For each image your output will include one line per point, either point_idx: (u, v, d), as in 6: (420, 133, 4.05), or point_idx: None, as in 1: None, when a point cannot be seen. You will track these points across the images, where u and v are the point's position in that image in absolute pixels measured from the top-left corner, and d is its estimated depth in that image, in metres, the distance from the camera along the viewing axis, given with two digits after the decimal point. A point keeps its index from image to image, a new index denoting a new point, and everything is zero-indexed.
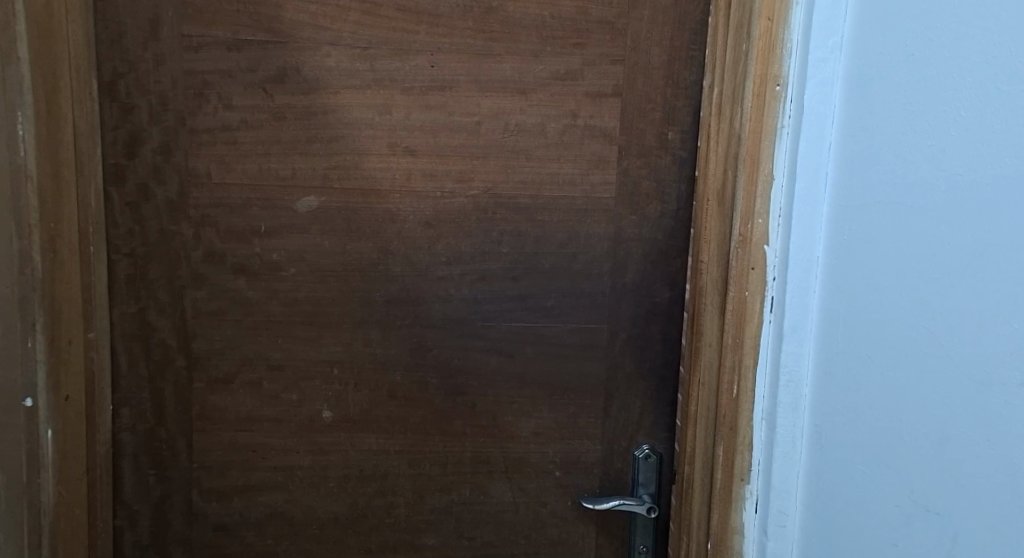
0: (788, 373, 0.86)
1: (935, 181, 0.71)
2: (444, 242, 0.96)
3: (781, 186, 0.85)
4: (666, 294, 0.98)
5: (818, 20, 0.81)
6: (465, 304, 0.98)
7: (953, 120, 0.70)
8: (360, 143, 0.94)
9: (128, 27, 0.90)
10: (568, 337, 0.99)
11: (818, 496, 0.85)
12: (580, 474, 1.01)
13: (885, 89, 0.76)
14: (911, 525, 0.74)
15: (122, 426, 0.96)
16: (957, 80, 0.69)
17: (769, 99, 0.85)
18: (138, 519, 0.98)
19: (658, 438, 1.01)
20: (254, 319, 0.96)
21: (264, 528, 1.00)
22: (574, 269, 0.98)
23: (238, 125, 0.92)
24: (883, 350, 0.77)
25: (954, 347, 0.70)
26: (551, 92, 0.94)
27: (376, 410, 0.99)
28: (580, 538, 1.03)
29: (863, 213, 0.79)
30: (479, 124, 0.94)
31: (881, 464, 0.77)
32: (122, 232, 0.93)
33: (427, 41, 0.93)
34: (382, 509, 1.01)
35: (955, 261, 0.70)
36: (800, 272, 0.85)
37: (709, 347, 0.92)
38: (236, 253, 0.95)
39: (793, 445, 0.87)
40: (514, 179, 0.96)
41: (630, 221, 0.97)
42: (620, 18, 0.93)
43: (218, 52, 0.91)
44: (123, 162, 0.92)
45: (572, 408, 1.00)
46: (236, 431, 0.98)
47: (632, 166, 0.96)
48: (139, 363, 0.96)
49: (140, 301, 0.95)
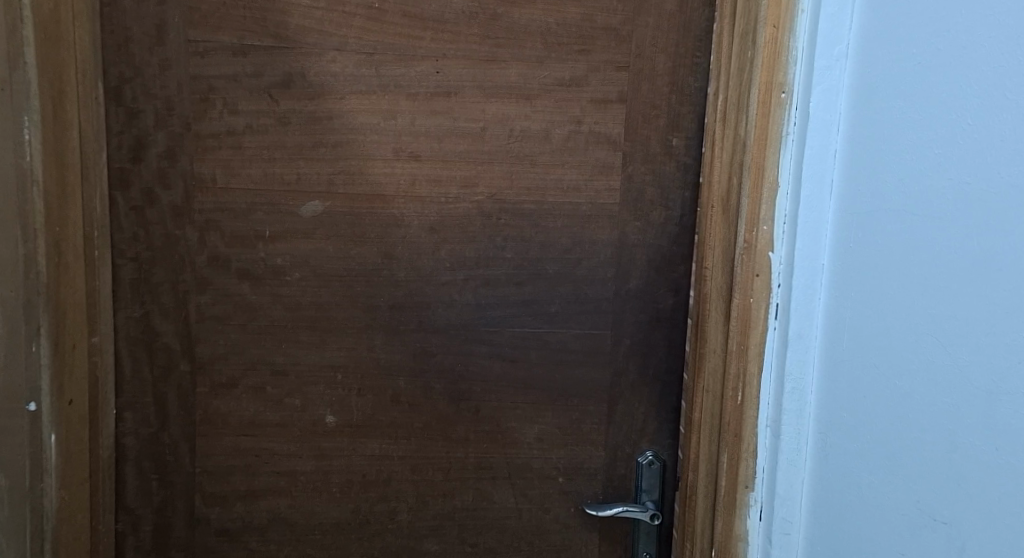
0: (792, 379, 0.86)
1: (942, 191, 0.71)
2: (448, 248, 0.96)
3: (787, 192, 0.85)
4: (669, 300, 0.98)
5: (823, 28, 0.81)
6: (469, 310, 0.98)
7: (961, 128, 0.70)
8: (365, 149, 0.94)
9: (134, 32, 0.90)
10: (572, 343, 0.99)
11: (824, 504, 0.85)
12: (584, 480, 1.01)
13: (891, 96, 0.76)
14: (919, 535, 0.74)
15: (126, 430, 0.96)
16: (964, 88, 0.69)
17: (775, 107, 0.85)
18: (141, 525, 0.98)
19: (662, 445, 1.01)
20: (258, 324, 0.96)
21: (266, 533, 1.00)
22: (577, 274, 0.97)
23: (244, 130, 0.93)
24: (889, 357, 0.77)
25: (960, 354, 0.70)
26: (556, 98, 0.94)
27: (379, 416, 0.99)
28: (583, 545, 1.03)
29: (868, 221, 0.79)
30: (484, 130, 0.95)
31: (887, 473, 0.77)
32: (127, 236, 0.93)
33: (433, 47, 0.93)
34: (384, 514, 1.01)
35: (961, 269, 0.70)
36: (805, 279, 0.85)
37: (713, 353, 0.92)
38: (242, 258, 0.95)
39: (798, 453, 0.87)
40: (518, 184, 0.96)
41: (634, 227, 0.97)
42: (626, 25, 0.93)
43: (225, 58, 0.91)
44: (129, 167, 0.92)
45: (575, 415, 1.00)
46: (238, 436, 0.98)
47: (636, 173, 0.96)
48: (142, 368, 0.96)
49: (144, 305, 0.95)
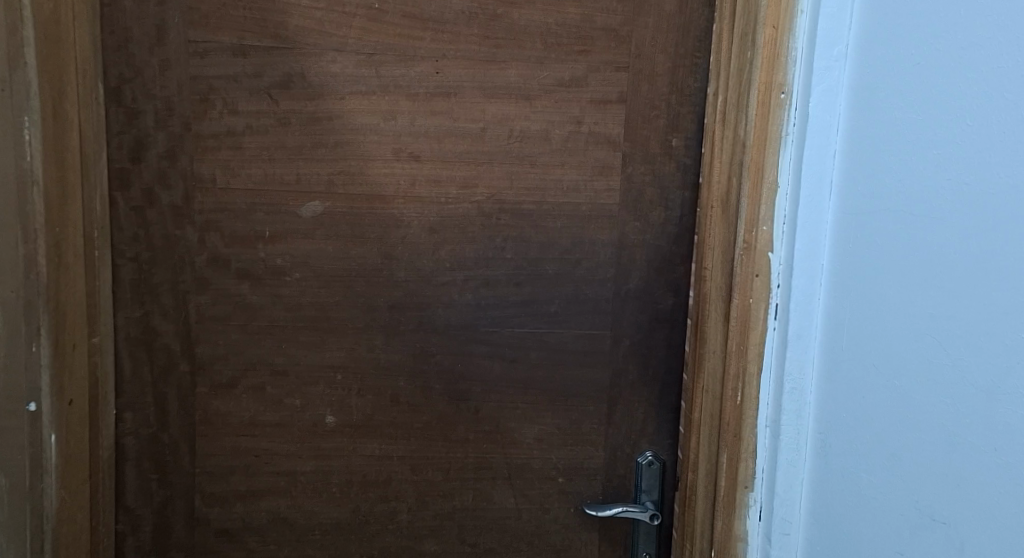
0: (792, 379, 0.86)
1: (941, 191, 0.71)
2: (448, 248, 0.96)
3: (786, 193, 0.85)
4: (669, 300, 0.98)
5: (823, 28, 0.82)
6: (469, 310, 0.98)
7: (961, 128, 0.70)
8: (365, 149, 0.94)
9: (134, 32, 0.90)
10: (571, 343, 0.99)
11: (823, 504, 0.85)
12: (583, 480, 1.01)
13: (890, 97, 0.76)
14: (918, 536, 0.74)
15: (125, 430, 0.96)
16: (964, 89, 0.69)
17: (774, 107, 0.85)
18: (140, 525, 0.98)
19: (661, 445, 1.01)
20: (258, 324, 0.96)
21: (266, 533, 1.00)
22: (577, 275, 0.98)
23: (244, 130, 0.93)
24: (888, 356, 0.77)
25: (960, 354, 0.70)
26: (556, 98, 0.95)
27: (379, 416, 0.99)
28: (582, 545, 1.03)
29: (868, 221, 0.79)
30: (484, 130, 0.95)
31: (886, 473, 0.77)
32: (127, 236, 0.93)
33: (433, 47, 0.93)
34: (384, 515, 1.01)
35: (960, 270, 0.70)
36: (805, 279, 0.85)
37: (713, 353, 0.92)
38: (242, 258, 0.95)
39: (798, 453, 0.87)
40: (518, 185, 0.96)
41: (633, 227, 0.97)
42: (625, 25, 0.94)
43: (225, 59, 0.91)
44: (129, 167, 0.92)
45: (574, 415, 1.00)
46: (238, 436, 0.98)
47: (635, 173, 0.96)
48: (142, 368, 0.96)
49: (144, 305, 0.95)
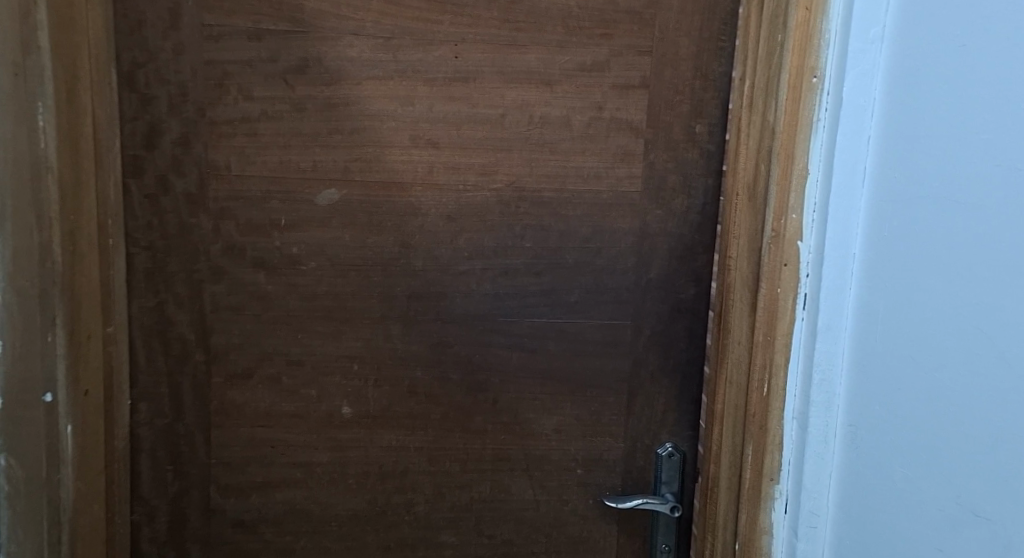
0: (821, 371, 0.85)
1: (987, 179, 0.69)
2: (466, 237, 0.95)
3: (816, 180, 0.83)
4: (691, 290, 0.97)
5: (858, 10, 0.79)
6: (487, 300, 0.96)
7: (1011, 113, 0.67)
8: (382, 135, 0.92)
9: (148, 16, 0.88)
10: (592, 333, 0.97)
11: (854, 499, 0.83)
12: (603, 472, 1.00)
13: (931, 81, 0.74)
14: (959, 532, 0.72)
15: (140, 420, 0.95)
16: (1015, 71, 0.67)
17: (806, 92, 0.83)
18: (156, 516, 0.97)
19: (681, 436, 1.00)
20: (274, 313, 0.95)
21: (282, 525, 0.99)
22: (598, 264, 0.96)
23: (260, 116, 0.91)
24: (926, 348, 0.75)
25: (1005, 346, 0.68)
26: (577, 83, 0.93)
27: (396, 407, 0.98)
28: (601, 537, 1.02)
29: (905, 209, 0.77)
30: (503, 116, 0.93)
31: (923, 468, 0.75)
32: (141, 224, 0.92)
33: (452, 31, 0.91)
34: (401, 506, 1.00)
35: (1007, 259, 0.68)
36: (835, 268, 0.83)
37: (737, 344, 0.90)
38: (257, 247, 0.93)
39: (825, 447, 0.85)
40: (538, 172, 0.94)
41: (655, 216, 0.95)
42: (649, 8, 0.91)
43: (241, 43, 0.89)
44: (142, 154, 0.90)
45: (594, 406, 0.99)
46: (254, 426, 0.97)
47: (657, 160, 0.94)
48: (157, 358, 0.94)
49: (159, 295, 0.93)
